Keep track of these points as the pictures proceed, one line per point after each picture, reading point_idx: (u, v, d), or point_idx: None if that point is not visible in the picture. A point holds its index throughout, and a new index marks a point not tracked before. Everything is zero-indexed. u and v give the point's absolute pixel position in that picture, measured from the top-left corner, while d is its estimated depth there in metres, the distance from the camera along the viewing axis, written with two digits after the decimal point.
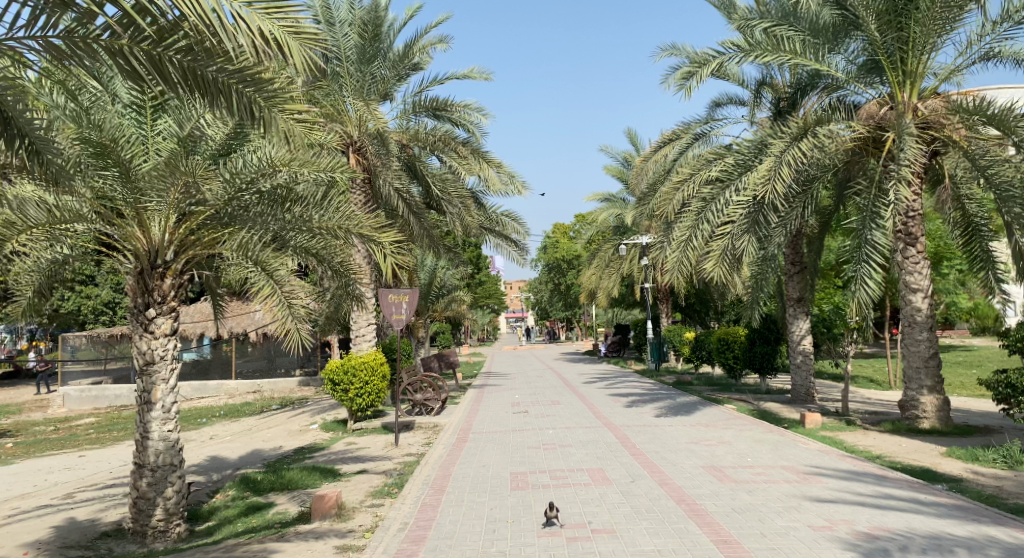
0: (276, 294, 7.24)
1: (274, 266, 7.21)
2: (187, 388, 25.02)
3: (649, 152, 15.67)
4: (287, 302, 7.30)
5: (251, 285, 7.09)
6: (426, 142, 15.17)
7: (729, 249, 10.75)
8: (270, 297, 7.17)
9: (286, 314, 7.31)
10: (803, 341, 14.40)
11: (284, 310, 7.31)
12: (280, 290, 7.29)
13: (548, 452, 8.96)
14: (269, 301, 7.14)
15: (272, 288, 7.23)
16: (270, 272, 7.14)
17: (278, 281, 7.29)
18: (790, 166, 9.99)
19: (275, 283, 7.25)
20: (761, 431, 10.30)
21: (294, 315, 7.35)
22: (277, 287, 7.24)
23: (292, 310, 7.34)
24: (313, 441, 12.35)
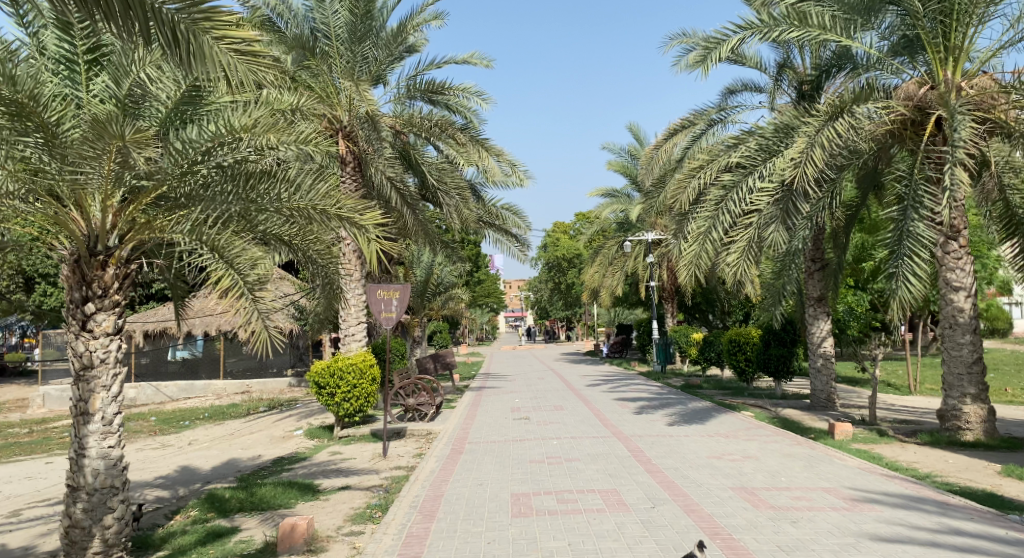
0: (240, 287, 5.97)
1: (234, 251, 5.97)
2: (174, 388, 24.09)
3: (659, 141, 14.68)
4: (254, 295, 5.98)
5: (208, 274, 5.84)
6: (422, 128, 14.09)
7: (753, 241, 9.77)
8: (234, 290, 5.89)
9: (252, 309, 6.01)
10: (824, 343, 13.43)
11: (248, 305, 6.01)
12: (244, 281, 6.00)
13: (554, 468, 7.97)
14: (232, 294, 5.84)
15: (235, 280, 5.95)
16: (231, 260, 5.89)
17: (243, 271, 6.00)
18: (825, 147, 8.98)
19: (237, 273, 5.96)
20: (789, 444, 9.31)
21: (262, 312, 6.05)
22: (240, 278, 5.97)
23: (260, 305, 6.03)
24: (295, 450, 11.33)
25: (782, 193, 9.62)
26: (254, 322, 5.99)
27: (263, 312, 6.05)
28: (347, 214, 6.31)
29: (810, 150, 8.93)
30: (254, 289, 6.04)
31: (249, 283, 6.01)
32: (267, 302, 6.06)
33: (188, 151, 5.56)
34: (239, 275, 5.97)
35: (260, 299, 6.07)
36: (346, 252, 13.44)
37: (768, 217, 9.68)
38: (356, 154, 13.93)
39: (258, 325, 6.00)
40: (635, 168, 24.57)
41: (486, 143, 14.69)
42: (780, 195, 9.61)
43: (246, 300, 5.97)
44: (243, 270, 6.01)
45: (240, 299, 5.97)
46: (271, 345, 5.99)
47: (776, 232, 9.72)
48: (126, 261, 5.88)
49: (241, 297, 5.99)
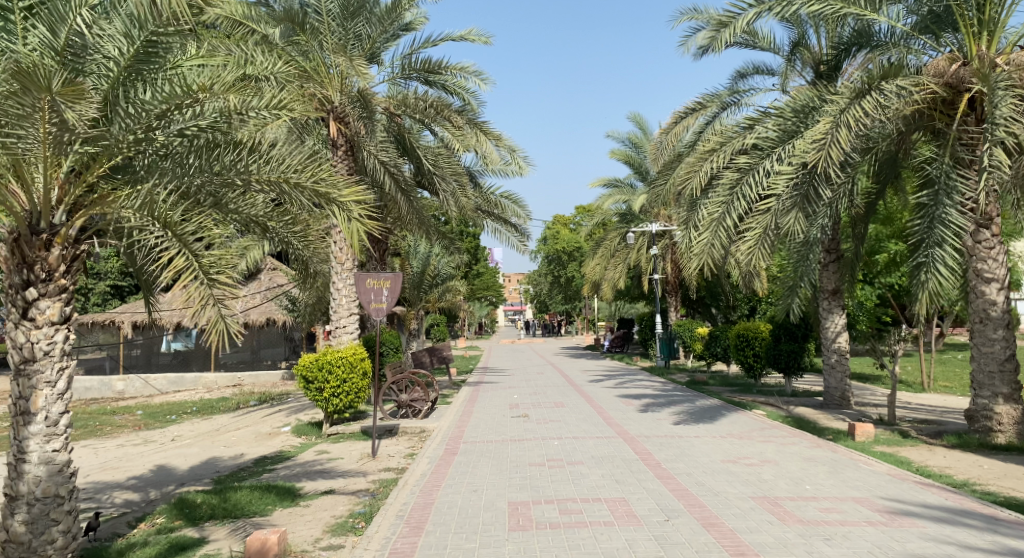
0: (194, 270, 5.20)
1: (188, 228, 5.22)
2: (163, 381, 23.48)
3: (669, 125, 14.19)
4: (210, 279, 5.22)
5: (159, 255, 5.11)
6: (416, 109, 13.25)
7: (772, 228, 8.91)
8: (187, 273, 5.12)
9: (207, 294, 5.20)
10: (839, 338, 12.81)
11: (203, 290, 5.17)
12: (200, 264, 5.23)
13: (555, 472, 7.35)
14: (183, 277, 5.06)
15: (188, 262, 5.19)
16: (184, 238, 5.17)
17: (197, 252, 5.24)
18: (851, 127, 8.17)
19: (191, 254, 5.21)
20: (808, 446, 8.66)
21: (219, 299, 5.25)
22: (194, 259, 5.20)
23: (216, 291, 5.20)
24: (280, 449, 10.69)
25: (804, 175, 8.65)
26: (209, 309, 5.18)
27: (220, 299, 5.25)
28: (326, 190, 5.67)
29: (834, 130, 8.11)
30: (210, 272, 5.26)
31: (204, 266, 5.23)
32: (224, 287, 5.27)
33: (144, 113, 4.92)
34: (193, 255, 5.22)
35: (216, 284, 5.25)
36: (338, 242, 13.05)
37: (788, 204, 8.73)
38: (348, 138, 13.33)
39: (213, 315, 5.17)
40: (638, 158, 23.83)
41: (484, 126, 13.89)
42: (802, 178, 8.63)
43: (200, 284, 5.18)
44: (198, 251, 5.27)
45: (193, 284, 5.16)
46: (229, 338, 5.15)
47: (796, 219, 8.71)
48: (75, 242, 5.19)
49: (195, 281, 5.21)
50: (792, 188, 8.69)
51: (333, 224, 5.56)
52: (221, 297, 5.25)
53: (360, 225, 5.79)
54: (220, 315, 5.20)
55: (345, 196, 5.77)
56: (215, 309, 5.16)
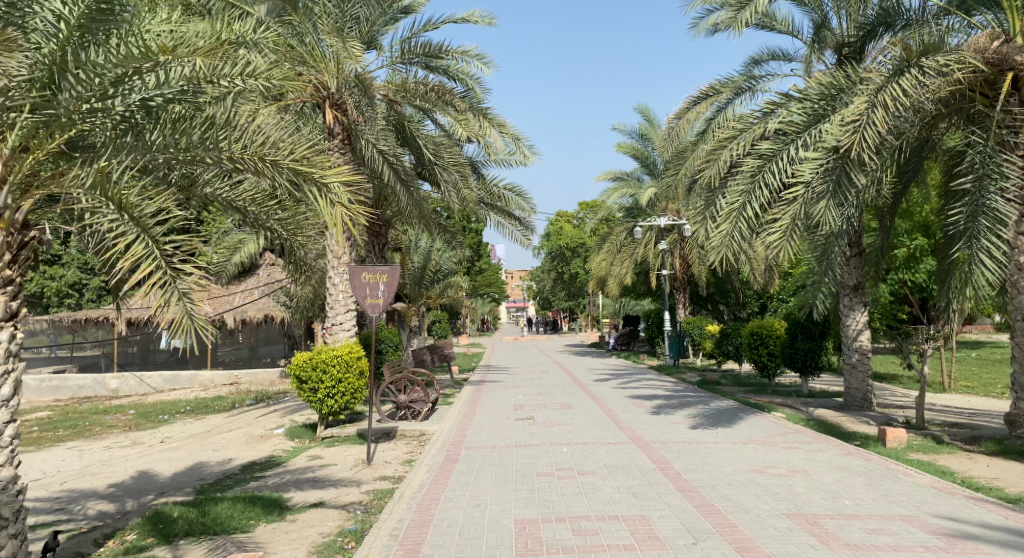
0: (154, 258, 4.55)
1: (147, 210, 4.59)
2: (158, 379, 22.92)
3: (681, 111, 13.39)
4: (175, 269, 4.58)
5: (114, 240, 4.46)
6: (417, 94, 12.63)
7: (801, 219, 8.21)
8: (148, 261, 4.46)
9: (171, 288, 4.56)
10: (861, 336, 12.22)
11: (166, 283, 4.55)
12: (161, 251, 4.60)
13: (566, 485, 6.72)
14: (143, 265, 4.40)
15: (147, 248, 4.53)
16: (142, 220, 4.54)
17: (158, 239, 4.61)
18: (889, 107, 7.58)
19: (151, 239, 4.57)
20: (837, 453, 8.02)
21: (186, 292, 4.63)
22: (155, 246, 4.55)
23: (182, 284, 4.59)
24: (271, 453, 10.07)
25: (837, 161, 7.96)
26: (175, 305, 4.57)
27: (187, 292, 4.62)
28: (308, 169, 5.09)
29: (871, 110, 7.50)
30: (174, 262, 4.63)
31: (166, 254, 4.61)
32: (190, 279, 4.64)
33: (98, 80, 4.40)
34: (152, 240, 4.57)
35: (183, 275, 4.63)
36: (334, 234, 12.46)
37: (819, 192, 8.03)
38: (346, 127, 12.80)
39: (179, 311, 4.56)
40: (645, 151, 23.15)
41: (486, 112, 13.17)
42: (834, 163, 7.94)
43: (163, 274, 4.55)
44: (158, 236, 4.63)
45: (154, 274, 4.51)
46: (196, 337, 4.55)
47: (827, 207, 8.01)
48: (22, 228, 4.54)
49: (157, 271, 4.56)
50: (823, 175, 8.00)
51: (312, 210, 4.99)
52: (187, 290, 4.63)
53: (344, 211, 5.20)
54: (188, 311, 4.58)
55: (329, 178, 5.20)
56: (182, 304, 4.54)
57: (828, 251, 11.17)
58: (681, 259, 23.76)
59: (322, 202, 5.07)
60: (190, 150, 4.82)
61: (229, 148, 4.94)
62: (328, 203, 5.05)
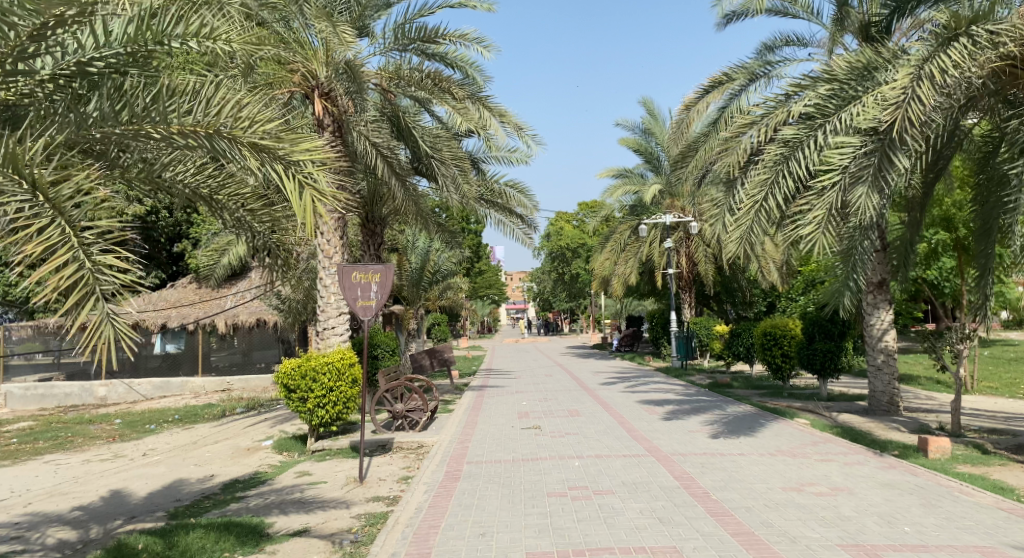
0: (71, 247, 3.91)
1: (65, 189, 3.98)
2: (148, 385, 22.15)
3: (690, 102, 12.66)
4: (96, 263, 3.96)
5: (23, 224, 3.88)
6: (412, 82, 11.91)
7: (836, 207, 7.40)
8: (61, 248, 3.82)
9: (91, 287, 3.93)
10: (887, 336, 11.54)
11: (84, 281, 3.91)
12: (79, 240, 3.96)
13: (582, 509, 5.97)
14: (54, 252, 3.76)
15: (63, 235, 3.92)
16: (58, 203, 3.94)
17: (78, 224, 3.99)
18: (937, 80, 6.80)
19: (67, 224, 3.95)
20: (878, 467, 7.27)
21: (108, 295, 3.98)
22: (71, 231, 3.93)
23: (106, 284, 3.98)
24: (256, 469, 9.29)
25: (878, 142, 7.17)
26: (94, 308, 3.91)
27: (111, 293, 3.99)
28: (271, 143, 4.44)
29: (915, 84, 6.73)
30: (95, 254, 4.00)
31: (86, 245, 3.97)
32: (116, 278, 4.03)
33: (12, 34, 3.76)
34: (68, 224, 3.96)
35: (107, 274, 4.01)
36: (325, 233, 11.72)
37: (856, 178, 7.27)
38: (336, 118, 12.27)
39: (98, 315, 3.89)
40: (649, 146, 22.39)
41: (484, 100, 12.40)
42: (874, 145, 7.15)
43: (81, 268, 3.91)
44: (77, 221, 4.00)
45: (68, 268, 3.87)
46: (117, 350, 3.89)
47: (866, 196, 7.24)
48: None
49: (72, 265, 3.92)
50: (860, 159, 7.23)
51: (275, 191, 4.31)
52: (107, 287, 3.99)
53: (313, 195, 4.51)
54: (108, 314, 3.92)
55: (298, 155, 4.53)
56: (101, 306, 3.89)
57: (854, 248, 10.36)
58: (686, 257, 23.03)
59: (285, 179, 4.38)
60: (131, 124, 4.29)
61: (176, 121, 4.32)
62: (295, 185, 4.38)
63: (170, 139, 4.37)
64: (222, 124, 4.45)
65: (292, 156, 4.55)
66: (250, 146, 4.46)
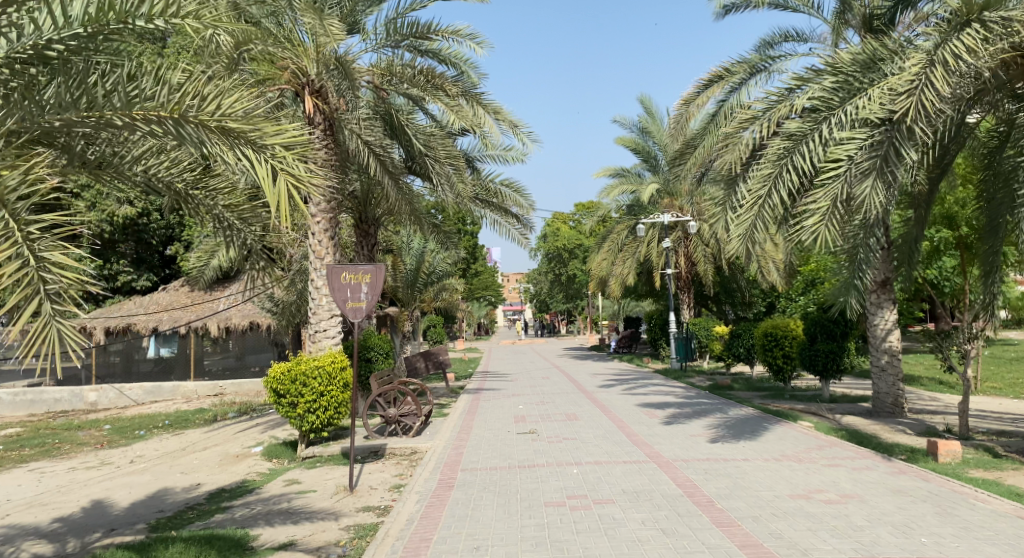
0: (16, 244, 3.97)
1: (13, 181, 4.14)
2: (139, 390, 21.80)
3: (690, 96, 12.39)
4: (40, 258, 4.00)
5: None
6: (405, 78, 11.52)
7: (842, 200, 7.14)
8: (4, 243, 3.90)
9: (35, 289, 3.93)
10: (891, 336, 11.31)
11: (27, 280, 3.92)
12: (26, 235, 4.05)
13: (579, 519, 5.70)
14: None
15: (7, 230, 4.02)
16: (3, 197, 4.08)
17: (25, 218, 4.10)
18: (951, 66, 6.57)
19: (12, 219, 4.07)
20: (888, 472, 7.00)
21: (55, 295, 3.97)
22: (16, 226, 4.04)
23: (53, 283, 3.98)
24: (244, 478, 8.98)
25: (884, 132, 6.96)
26: (39, 305, 3.91)
27: (56, 292, 3.98)
28: (237, 126, 4.45)
29: (926, 71, 6.52)
30: (41, 249, 4.06)
31: (32, 239, 4.05)
32: (62, 276, 4.02)
33: None
34: (13, 218, 4.07)
35: (54, 272, 4.02)
36: (316, 234, 11.79)
37: (863, 170, 7.04)
38: (327, 115, 11.94)
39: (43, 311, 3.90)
40: (647, 146, 22.13)
41: (478, 97, 12.17)
42: (882, 136, 6.93)
43: (24, 266, 3.95)
44: (23, 215, 4.14)
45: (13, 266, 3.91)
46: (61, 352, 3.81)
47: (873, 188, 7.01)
48: None
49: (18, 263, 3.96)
50: (868, 150, 7.00)
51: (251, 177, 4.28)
52: (52, 285, 3.98)
53: (289, 179, 4.50)
54: (51, 313, 3.91)
55: (269, 140, 4.53)
56: (44, 302, 3.90)
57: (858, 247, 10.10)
58: (685, 257, 22.78)
59: (257, 163, 4.38)
60: (91, 109, 4.31)
61: (139, 106, 4.32)
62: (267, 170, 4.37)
63: (134, 125, 4.36)
64: (187, 106, 4.41)
65: (262, 141, 4.56)
66: (218, 128, 4.44)
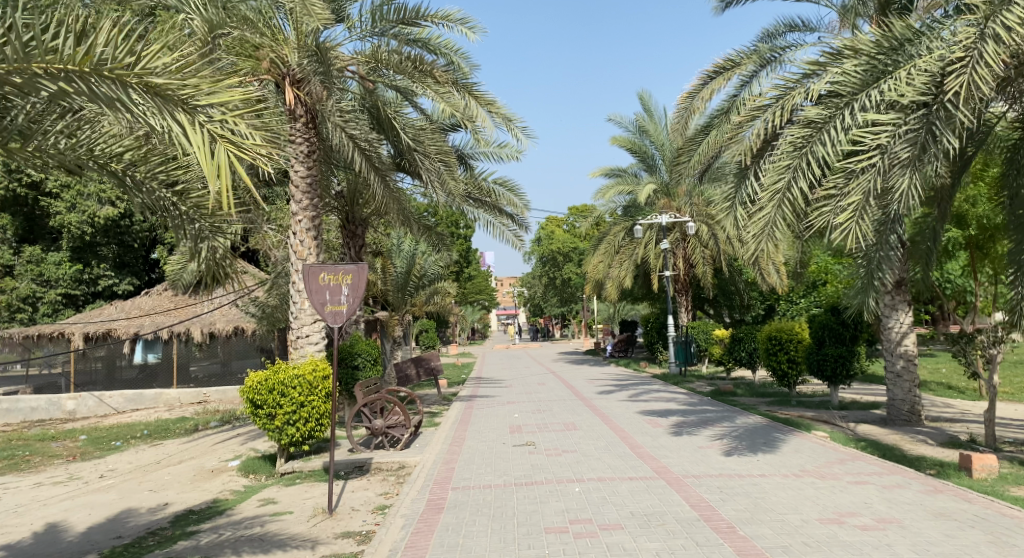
0: None
1: None
2: (119, 398, 21.00)
3: (694, 89, 11.77)
4: None
5: None
6: (391, 66, 10.92)
7: (875, 193, 6.61)
8: None
9: None
10: (907, 340, 10.72)
11: None
12: None
13: (585, 548, 5.05)
14: None
15: None
16: None
17: None
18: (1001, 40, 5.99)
19: None
20: (923, 490, 6.35)
21: None
22: None
23: None
24: (215, 496, 8.24)
25: (922, 117, 6.45)
26: None
27: None
28: (166, 82, 3.90)
29: (979, 45, 5.95)
30: None
31: None
32: None
33: None
34: None
35: None
36: (297, 233, 11.10)
37: (900, 160, 6.50)
38: (309, 107, 11.24)
39: None
40: (644, 146, 21.49)
41: (470, 89, 11.53)
42: (919, 121, 6.42)
43: None
44: None
45: None
46: None
47: (908, 178, 6.46)
48: None
49: None
50: (903, 139, 6.49)
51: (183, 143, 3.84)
52: None
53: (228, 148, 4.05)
54: None
55: (204, 101, 4.05)
56: None
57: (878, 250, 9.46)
58: (683, 259, 22.18)
59: (191, 129, 3.84)
60: None
61: (40, 57, 3.70)
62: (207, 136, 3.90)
63: (38, 82, 3.76)
64: (102, 58, 3.82)
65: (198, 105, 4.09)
66: (141, 84, 3.88)
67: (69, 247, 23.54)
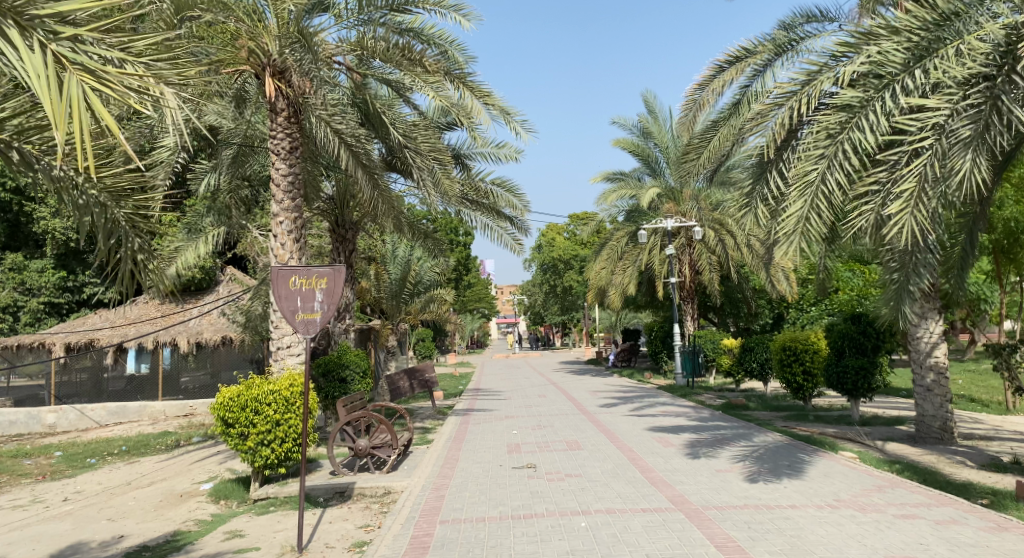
0: None
1: None
2: (100, 411, 20.10)
3: (705, 80, 10.96)
4: None
5: None
6: (377, 53, 10.15)
7: (930, 179, 5.78)
8: None
9: None
10: (937, 351, 9.88)
11: None
12: None
13: None
14: None
15: None
16: None
17: None
18: None
19: None
20: (983, 526, 5.49)
21: None
22: None
23: None
24: (176, 528, 7.36)
25: (985, 92, 5.68)
26: None
27: None
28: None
29: None
30: None
31: None
32: None
33: None
34: None
35: None
36: (278, 235, 10.29)
37: (960, 141, 5.70)
38: (292, 101, 10.52)
39: None
40: (647, 148, 20.70)
41: (464, 79, 10.73)
42: (982, 96, 5.65)
43: None
44: None
45: None
46: None
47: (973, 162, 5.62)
48: None
49: None
50: (963, 116, 5.70)
51: (17, 66, 3.11)
52: None
53: (81, 77, 3.36)
54: None
55: (47, 14, 3.38)
56: None
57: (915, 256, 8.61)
58: (689, 265, 21.39)
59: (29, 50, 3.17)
60: None
61: None
62: (52, 61, 3.22)
63: None
64: None
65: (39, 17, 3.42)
66: None
67: (52, 254, 22.75)
